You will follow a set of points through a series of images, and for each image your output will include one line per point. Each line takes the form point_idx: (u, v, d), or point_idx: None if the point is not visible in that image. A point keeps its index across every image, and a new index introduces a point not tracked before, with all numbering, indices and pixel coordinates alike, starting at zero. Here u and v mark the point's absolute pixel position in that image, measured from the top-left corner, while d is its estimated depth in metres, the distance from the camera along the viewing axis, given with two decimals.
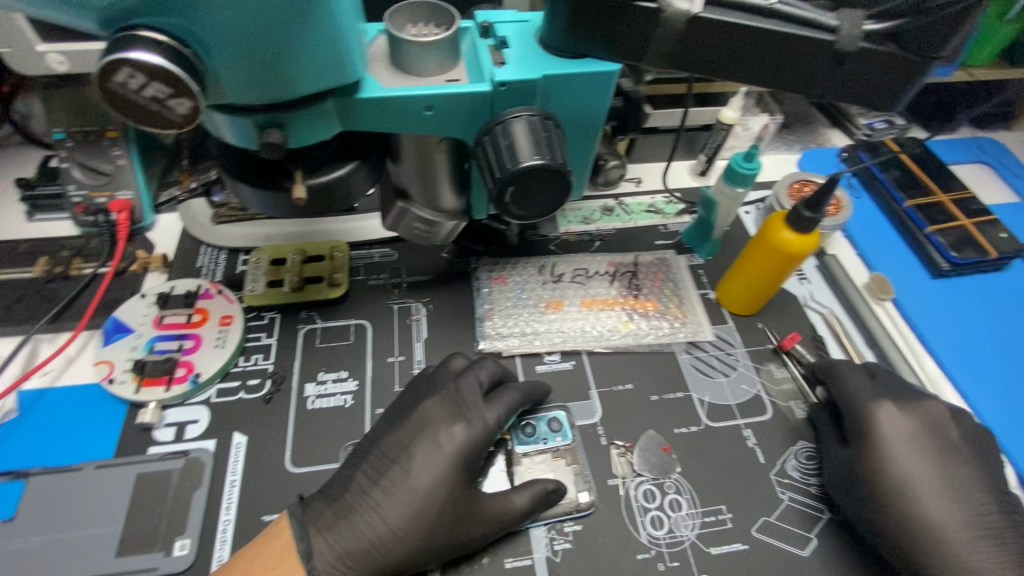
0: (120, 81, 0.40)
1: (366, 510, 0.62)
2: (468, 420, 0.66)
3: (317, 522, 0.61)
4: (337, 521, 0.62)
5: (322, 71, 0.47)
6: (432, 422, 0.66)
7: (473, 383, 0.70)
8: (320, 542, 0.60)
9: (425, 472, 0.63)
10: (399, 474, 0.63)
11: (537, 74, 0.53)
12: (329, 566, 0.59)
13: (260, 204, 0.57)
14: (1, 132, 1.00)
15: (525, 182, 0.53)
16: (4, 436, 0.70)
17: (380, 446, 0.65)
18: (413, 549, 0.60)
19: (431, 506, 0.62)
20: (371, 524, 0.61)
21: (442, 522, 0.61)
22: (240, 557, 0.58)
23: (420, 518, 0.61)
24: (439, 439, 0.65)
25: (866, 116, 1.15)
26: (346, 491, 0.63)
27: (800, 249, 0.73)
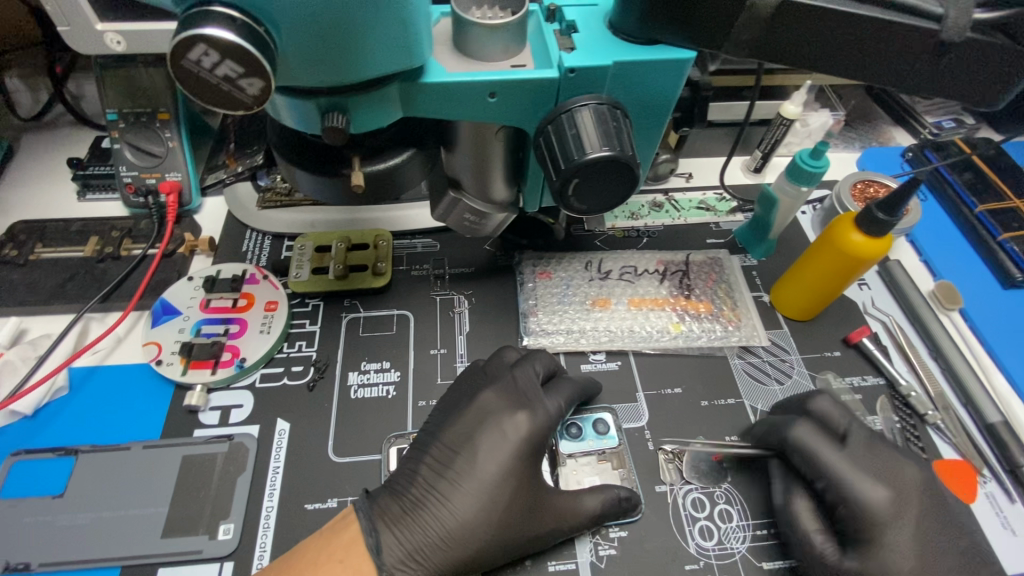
0: (194, 58, 0.39)
1: (433, 505, 0.61)
2: (532, 408, 0.65)
3: (385, 516, 0.60)
4: (404, 516, 0.61)
5: (389, 53, 0.45)
6: (493, 412, 0.65)
7: (529, 374, 0.69)
8: (389, 536, 0.59)
9: (492, 462, 0.62)
10: (465, 464, 0.62)
11: (608, 61, 0.51)
12: (399, 561, 0.58)
13: (316, 190, 0.56)
14: (55, 113, 1.02)
15: (590, 174, 0.51)
16: (55, 413, 0.71)
17: (441, 439, 0.64)
18: (482, 546, 0.60)
19: (499, 501, 0.61)
20: (439, 519, 0.60)
21: (511, 517, 0.61)
22: (309, 548, 0.57)
23: (490, 513, 0.60)
24: (503, 427, 0.64)
25: (934, 114, 1.08)
26: (411, 486, 0.62)
27: (869, 252, 0.69)
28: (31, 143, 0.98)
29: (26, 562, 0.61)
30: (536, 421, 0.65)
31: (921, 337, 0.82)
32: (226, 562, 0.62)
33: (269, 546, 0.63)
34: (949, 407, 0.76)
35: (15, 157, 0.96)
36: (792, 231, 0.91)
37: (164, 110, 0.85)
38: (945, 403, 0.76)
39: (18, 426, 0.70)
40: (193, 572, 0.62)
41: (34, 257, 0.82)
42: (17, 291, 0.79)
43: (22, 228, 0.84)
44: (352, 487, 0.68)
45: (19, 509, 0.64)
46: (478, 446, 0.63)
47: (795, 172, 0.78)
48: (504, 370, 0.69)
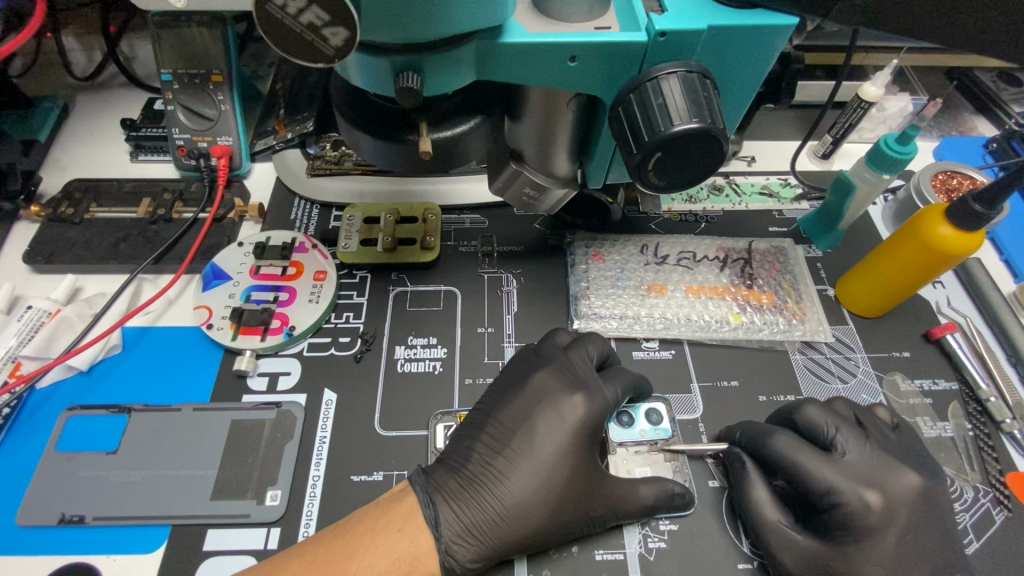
0: (279, 3, 0.36)
1: (491, 481, 0.59)
2: (588, 393, 0.63)
3: (442, 490, 0.59)
4: (463, 491, 0.59)
5: (472, 9, 0.42)
6: (548, 394, 0.63)
7: (583, 357, 0.67)
8: (447, 510, 0.58)
9: (549, 443, 0.60)
10: (523, 443, 0.61)
11: (701, 24, 0.47)
12: (456, 535, 0.57)
13: (379, 156, 0.54)
14: (108, 73, 1.02)
15: (674, 148, 0.48)
16: (109, 371, 0.72)
17: (498, 417, 0.63)
18: (539, 527, 0.58)
19: (557, 480, 0.60)
20: (498, 496, 0.59)
21: (569, 497, 0.59)
22: (364, 517, 0.57)
23: (547, 493, 0.59)
24: (561, 410, 0.62)
25: (1021, 103, 0.98)
26: (468, 462, 0.61)
27: (958, 248, 0.64)
28: (86, 103, 0.98)
29: (81, 515, 0.62)
30: (590, 405, 0.62)
31: (999, 342, 0.77)
32: (274, 528, 0.62)
33: (315, 516, 0.63)
34: None
35: (71, 116, 0.97)
36: (861, 223, 0.86)
37: (218, 71, 0.83)
38: None
39: (74, 381, 0.71)
40: (240, 535, 0.62)
41: (89, 216, 0.83)
42: (74, 249, 0.80)
43: (78, 187, 0.85)
44: (398, 462, 0.67)
45: (75, 463, 0.65)
46: (532, 428, 0.61)
47: (878, 158, 0.73)
48: (558, 352, 0.67)
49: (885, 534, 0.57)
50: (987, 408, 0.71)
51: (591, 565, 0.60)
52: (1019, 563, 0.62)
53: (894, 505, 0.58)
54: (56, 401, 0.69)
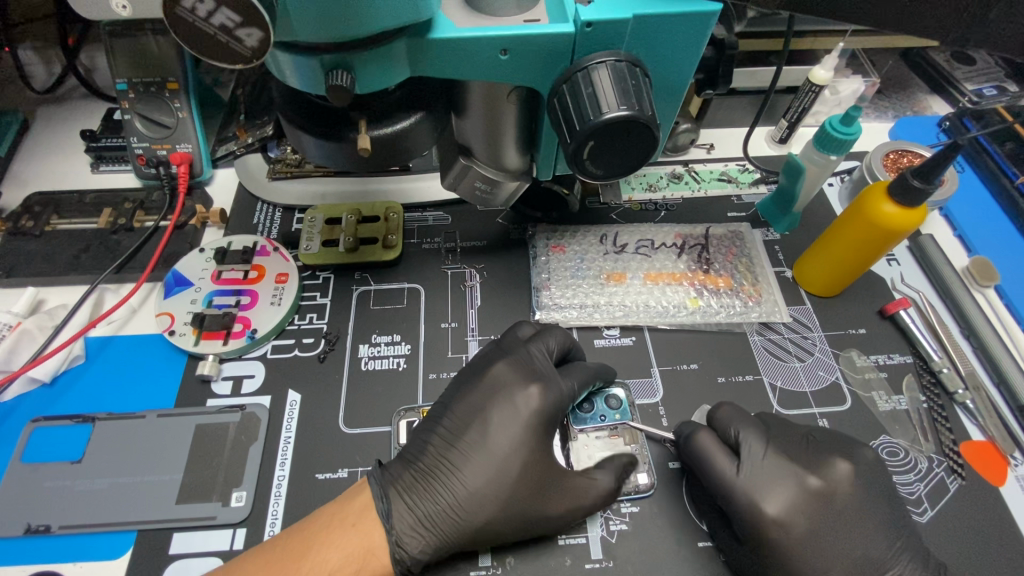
0: (189, 6, 0.37)
1: (445, 474, 0.60)
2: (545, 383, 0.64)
3: (396, 484, 0.60)
4: (416, 483, 0.60)
5: (396, 6, 0.43)
6: (506, 385, 0.64)
7: (543, 351, 0.67)
8: (400, 503, 0.59)
9: (503, 435, 0.61)
10: (477, 435, 0.61)
11: (628, 13, 0.48)
12: (409, 528, 0.58)
13: (323, 155, 0.54)
14: (67, 86, 1.01)
15: (607, 135, 0.49)
16: (72, 382, 0.72)
17: (453, 409, 0.64)
18: (491, 519, 0.59)
19: (509, 472, 0.60)
20: (449, 485, 0.60)
21: (523, 489, 0.60)
22: (320, 514, 0.58)
23: (500, 484, 0.60)
24: (517, 404, 0.62)
25: (973, 81, 1.00)
26: (424, 455, 0.62)
27: (902, 224, 0.66)
28: (45, 116, 0.98)
29: (47, 524, 0.63)
30: (547, 397, 0.63)
31: (953, 315, 0.79)
32: (239, 529, 0.63)
33: (280, 514, 0.64)
34: (979, 386, 0.72)
35: (30, 130, 0.96)
36: (818, 204, 0.87)
37: (173, 79, 0.84)
38: (976, 382, 0.73)
39: (38, 393, 0.71)
40: (205, 537, 0.62)
41: (50, 228, 0.83)
42: (35, 261, 0.80)
43: (38, 200, 0.85)
44: (363, 458, 0.68)
45: (40, 474, 0.65)
46: (489, 425, 0.62)
47: (824, 140, 0.74)
48: (518, 344, 0.67)
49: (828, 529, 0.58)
50: (940, 379, 0.73)
51: (553, 550, 0.61)
52: (969, 526, 0.64)
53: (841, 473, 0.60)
54: (20, 414, 0.69)
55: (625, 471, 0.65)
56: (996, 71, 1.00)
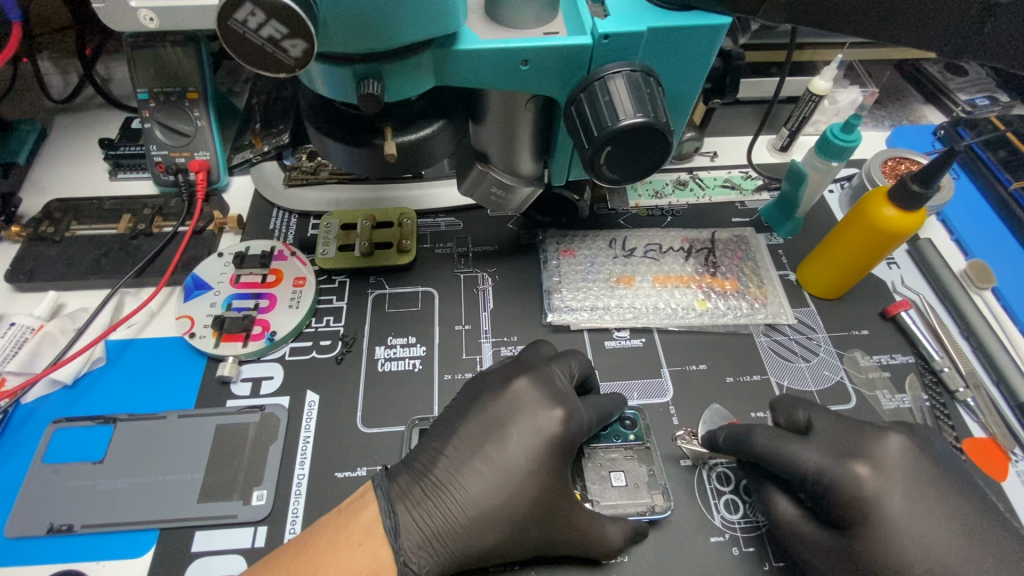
0: (241, 18, 0.39)
1: (454, 486, 0.61)
2: (554, 390, 0.65)
3: (405, 498, 0.60)
4: (425, 499, 0.61)
5: (425, 19, 0.45)
6: (523, 400, 0.64)
7: (565, 372, 0.68)
8: (409, 518, 0.59)
9: (522, 452, 0.61)
10: (495, 449, 0.62)
11: (642, 26, 0.50)
12: (416, 546, 0.58)
13: (348, 161, 0.56)
14: (83, 96, 1.03)
15: (623, 141, 0.51)
16: (93, 384, 0.73)
17: (473, 418, 0.64)
18: (499, 541, 0.59)
19: (523, 495, 0.60)
20: (460, 502, 0.60)
21: (533, 517, 0.60)
22: (328, 527, 0.58)
23: (512, 508, 0.60)
24: (534, 413, 0.63)
25: (966, 91, 1.04)
26: (435, 467, 0.62)
27: (902, 227, 0.68)
28: (62, 125, 1.00)
29: (70, 523, 0.64)
30: (568, 422, 0.63)
31: (953, 316, 0.81)
32: (261, 527, 0.64)
33: (300, 512, 0.65)
34: (980, 384, 0.75)
35: (48, 138, 0.98)
36: (819, 209, 0.90)
37: (193, 89, 0.86)
38: (977, 380, 0.75)
39: (59, 395, 0.72)
40: (228, 535, 0.63)
41: (70, 234, 0.84)
42: (55, 266, 0.81)
43: (58, 206, 0.86)
44: (381, 457, 0.69)
45: (63, 474, 0.66)
46: (504, 423, 0.63)
47: (825, 147, 0.77)
48: (541, 363, 0.68)
49: (901, 471, 0.59)
50: (942, 378, 0.75)
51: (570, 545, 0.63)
52: None
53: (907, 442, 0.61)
54: (42, 414, 0.71)
55: (637, 493, 0.65)
56: (988, 82, 1.04)
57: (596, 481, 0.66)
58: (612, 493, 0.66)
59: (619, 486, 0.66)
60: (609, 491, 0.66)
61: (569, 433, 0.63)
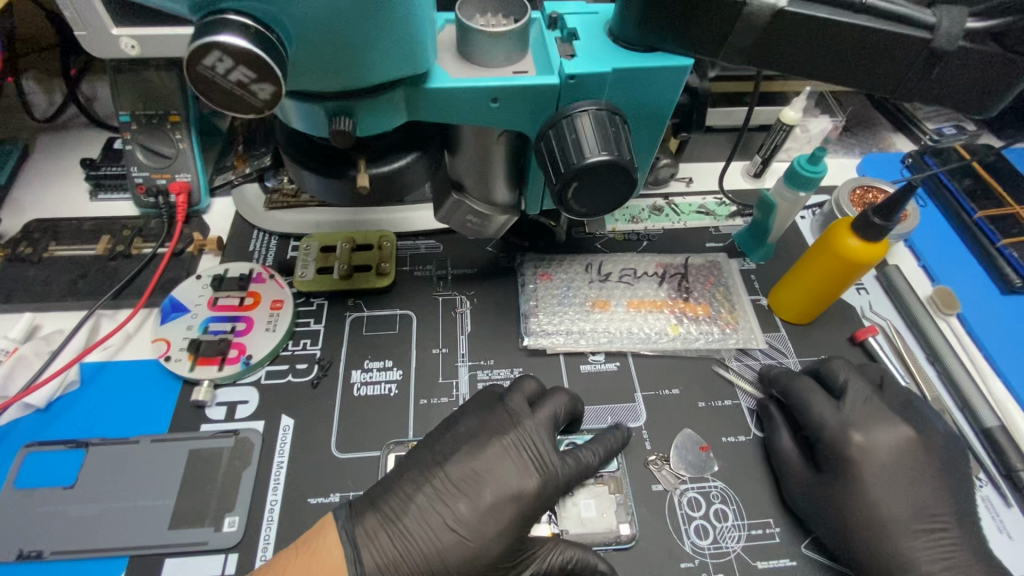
0: (209, 64, 0.40)
1: (424, 537, 0.60)
2: (541, 461, 0.64)
3: (371, 546, 0.59)
4: (392, 546, 0.60)
5: (394, 60, 0.46)
6: (504, 464, 0.64)
7: (547, 428, 0.67)
8: (373, 566, 0.59)
9: (496, 512, 0.61)
10: (468, 506, 0.61)
11: (607, 67, 0.52)
12: None
13: (322, 191, 0.57)
14: (66, 115, 1.04)
15: (589, 177, 0.52)
16: (66, 407, 0.73)
17: (450, 472, 0.63)
18: None
19: (485, 556, 0.60)
20: (426, 552, 0.60)
21: (498, 568, 0.61)
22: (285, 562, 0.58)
23: (479, 562, 0.60)
24: (512, 477, 0.63)
25: (934, 120, 1.07)
26: (405, 515, 0.61)
27: (866, 257, 0.70)
28: (44, 144, 1.00)
29: (38, 551, 0.63)
30: (545, 487, 0.63)
31: (918, 342, 0.83)
32: (231, 554, 0.64)
33: (272, 539, 0.65)
34: (944, 410, 0.76)
35: (30, 158, 0.98)
36: (791, 235, 0.92)
37: (175, 112, 0.86)
38: (941, 406, 0.77)
39: (31, 419, 0.72)
40: (198, 563, 0.63)
41: (48, 255, 0.84)
42: (32, 288, 0.81)
43: (37, 227, 0.86)
44: (354, 482, 0.69)
45: (31, 500, 0.66)
46: (482, 480, 0.63)
47: (794, 177, 0.79)
48: (523, 418, 0.67)
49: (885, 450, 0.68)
50: None
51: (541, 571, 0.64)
52: None
53: (892, 453, 0.68)
54: (12, 439, 0.70)
55: (606, 520, 0.67)
56: (954, 112, 1.07)
57: (565, 510, 0.67)
58: (580, 523, 0.67)
59: (588, 516, 0.67)
60: (578, 520, 0.67)
61: (547, 488, 0.64)
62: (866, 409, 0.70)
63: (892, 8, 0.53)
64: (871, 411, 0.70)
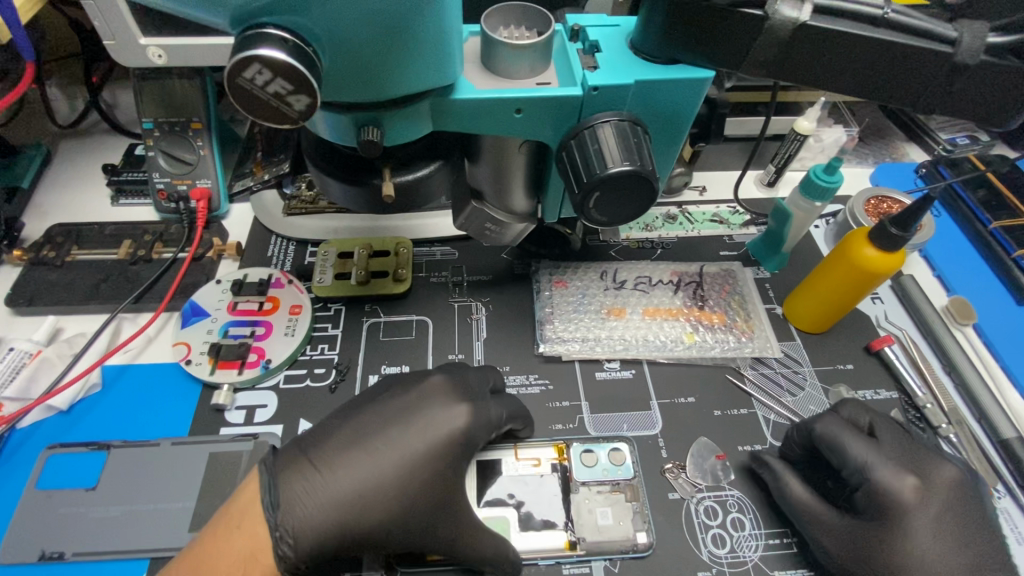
0: (248, 77, 0.41)
1: (343, 462, 0.59)
2: (473, 402, 0.65)
3: (287, 472, 0.58)
4: (311, 470, 0.58)
5: (424, 73, 0.47)
6: (433, 396, 0.64)
7: (480, 378, 0.69)
8: (291, 490, 0.56)
9: (420, 440, 0.61)
10: (394, 434, 0.61)
11: (629, 80, 0.53)
12: (297, 521, 0.55)
13: (346, 199, 0.58)
14: (87, 122, 1.05)
15: (610, 187, 0.53)
16: (88, 410, 0.74)
17: (377, 406, 0.63)
18: (383, 522, 0.58)
19: (414, 481, 0.59)
20: (346, 478, 0.58)
21: (422, 502, 0.59)
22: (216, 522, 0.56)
23: (402, 492, 0.59)
24: (442, 411, 0.63)
25: (947, 130, 1.07)
26: (325, 442, 0.60)
27: (882, 267, 0.70)
28: (66, 149, 1.02)
29: (61, 551, 0.64)
30: (473, 417, 0.64)
31: (935, 352, 0.83)
32: None
33: None
34: (962, 421, 0.76)
35: (52, 163, 1.00)
36: (805, 244, 0.92)
37: (197, 119, 0.88)
38: (959, 417, 0.76)
39: (54, 421, 0.73)
40: None
41: (71, 259, 0.86)
42: (55, 291, 0.82)
43: (59, 231, 0.88)
44: None
45: (54, 500, 0.67)
46: (410, 412, 0.63)
47: (810, 187, 0.81)
48: (458, 366, 0.69)
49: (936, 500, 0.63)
50: (924, 413, 0.76)
51: None
52: None
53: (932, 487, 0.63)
54: (35, 441, 0.71)
55: (623, 529, 0.66)
56: (968, 122, 1.08)
57: (581, 519, 0.67)
58: (598, 532, 0.66)
59: (606, 524, 0.67)
60: (596, 529, 0.66)
61: (479, 421, 0.64)
62: (897, 445, 0.66)
63: (911, 21, 0.53)
64: (904, 447, 0.66)
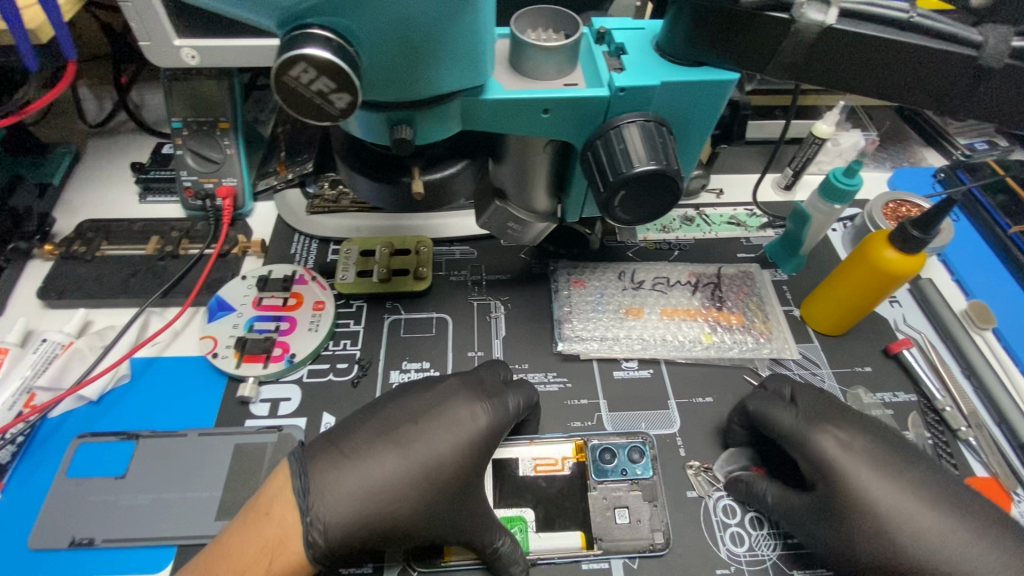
0: (294, 74, 0.43)
1: (371, 454, 0.60)
2: (490, 399, 0.66)
3: (316, 463, 0.59)
4: (341, 460, 0.59)
5: (458, 73, 0.49)
6: (453, 394, 0.66)
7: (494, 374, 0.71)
8: (321, 480, 0.58)
9: (443, 434, 0.62)
10: (417, 429, 0.62)
11: (655, 81, 0.54)
12: (327, 510, 0.56)
13: (375, 196, 0.60)
14: (115, 121, 1.08)
15: (636, 185, 0.54)
16: (117, 400, 0.75)
17: (400, 402, 0.65)
18: (408, 512, 0.59)
19: (438, 474, 0.60)
20: (373, 470, 0.59)
21: (445, 495, 0.60)
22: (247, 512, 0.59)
23: (427, 484, 0.60)
24: (461, 406, 0.64)
25: (966, 135, 1.08)
26: (351, 435, 0.62)
27: (902, 269, 0.71)
28: (95, 148, 1.04)
29: (91, 537, 0.65)
30: (490, 414, 0.65)
31: (953, 356, 0.83)
32: None
33: None
34: (982, 424, 0.76)
35: (81, 161, 1.03)
36: (823, 247, 0.93)
37: (224, 119, 0.90)
38: (978, 420, 0.76)
39: (84, 411, 0.74)
40: None
41: (100, 254, 0.88)
42: (85, 285, 0.84)
43: (90, 226, 0.90)
44: None
45: (85, 488, 0.68)
46: (433, 408, 0.64)
47: (829, 189, 0.81)
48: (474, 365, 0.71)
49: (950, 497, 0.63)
50: (944, 417, 0.76)
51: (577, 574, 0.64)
52: None
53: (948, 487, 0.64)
54: (66, 430, 0.73)
55: (641, 527, 0.67)
56: (986, 128, 1.08)
57: (600, 517, 0.67)
58: (616, 531, 0.67)
59: (624, 523, 0.67)
60: (614, 528, 0.67)
61: (500, 420, 0.65)
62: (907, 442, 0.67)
63: (936, 25, 0.54)
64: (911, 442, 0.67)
